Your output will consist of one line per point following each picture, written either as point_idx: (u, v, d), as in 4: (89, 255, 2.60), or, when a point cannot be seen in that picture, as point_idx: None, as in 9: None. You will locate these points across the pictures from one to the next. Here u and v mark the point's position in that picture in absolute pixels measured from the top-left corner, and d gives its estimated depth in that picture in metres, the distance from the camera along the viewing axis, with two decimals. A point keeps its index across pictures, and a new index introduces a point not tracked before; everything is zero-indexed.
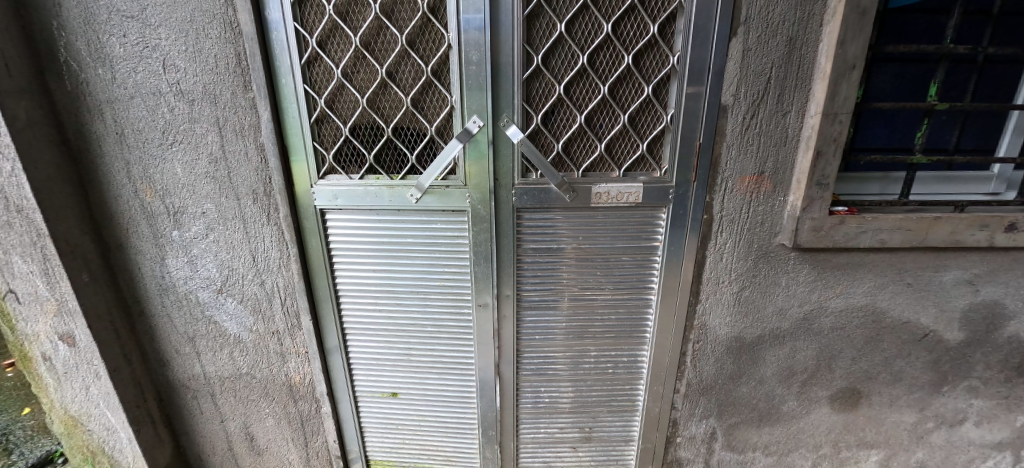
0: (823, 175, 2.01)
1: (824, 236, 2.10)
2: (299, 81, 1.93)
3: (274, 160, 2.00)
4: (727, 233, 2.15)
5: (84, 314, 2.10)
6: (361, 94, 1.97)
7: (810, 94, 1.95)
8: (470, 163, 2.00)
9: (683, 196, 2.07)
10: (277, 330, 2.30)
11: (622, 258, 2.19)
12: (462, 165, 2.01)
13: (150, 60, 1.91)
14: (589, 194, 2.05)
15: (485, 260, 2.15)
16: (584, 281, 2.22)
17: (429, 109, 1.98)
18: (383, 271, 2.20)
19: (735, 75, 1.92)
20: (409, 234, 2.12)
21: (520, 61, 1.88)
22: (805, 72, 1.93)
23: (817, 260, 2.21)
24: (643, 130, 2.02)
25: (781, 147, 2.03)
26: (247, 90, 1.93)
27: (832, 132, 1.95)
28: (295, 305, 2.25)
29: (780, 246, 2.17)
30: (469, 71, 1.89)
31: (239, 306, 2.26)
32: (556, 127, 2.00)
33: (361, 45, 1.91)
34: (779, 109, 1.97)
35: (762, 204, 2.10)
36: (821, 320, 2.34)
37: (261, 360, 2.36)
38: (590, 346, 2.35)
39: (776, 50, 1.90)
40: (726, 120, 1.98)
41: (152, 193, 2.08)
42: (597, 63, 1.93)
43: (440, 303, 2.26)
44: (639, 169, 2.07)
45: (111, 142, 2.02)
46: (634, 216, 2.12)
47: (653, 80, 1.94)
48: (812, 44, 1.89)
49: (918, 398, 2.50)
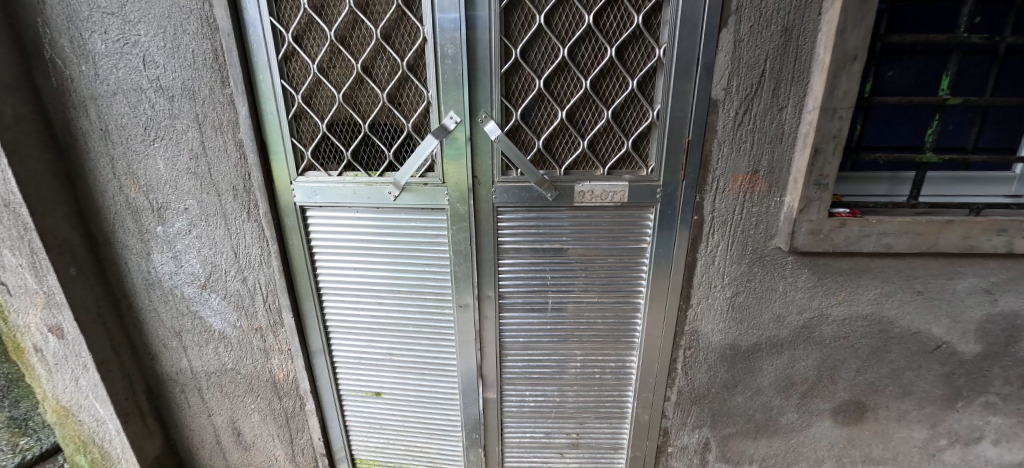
0: (823, 174, 1.88)
1: (825, 239, 1.97)
2: (276, 76, 1.91)
3: (252, 156, 1.98)
4: (719, 235, 2.04)
5: (72, 307, 2.14)
6: (338, 90, 1.93)
7: (807, 88, 1.84)
8: (447, 159, 1.95)
9: (671, 195, 1.98)
10: (260, 326, 2.30)
11: (609, 260, 2.12)
12: (439, 162, 1.96)
13: (130, 56, 1.92)
14: (572, 193, 1.97)
15: (466, 259, 2.09)
16: (569, 284, 2.16)
17: (407, 106, 1.94)
18: (364, 271, 2.17)
19: (726, 68, 1.82)
20: (389, 232, 2.09)
21: (498, 54, 1.81)
22: (801, 63, 1.81)
23: (816, 264, 2.09)
24: (629, 127, 1.92)
25: (777, 144, 1.91)
26: (225, 86, 1.91)
27: (831, 129, 1.82)
28: (277, 302, 2.24)
29: (776, 250, 2.05)
30: (445, 65, 1.83)
31: (222, 302, 2.26)
32: (537, 123, 1.91)
33: (337, 39, 1.87)
34: (774, 103, 1.86)
35: (758, 205, 1.99)
36: (819, 328, 2.24)
37: (245, 356, 2.36)
38: (576, 350, 2.29)
39: (771, 42, 1.79)
40: (717, 116, 1.87)
41: (136, 188, 2.09)
42: (578, 56, 1.84)
43: (422, 304, 2.22)
44: (625, 167, 1.98)
45: (96, 138, 2.04)
46: (620, 217, 2.03)
47: (638, 73, 1.84)
48: (809, 34, 1.78)
49: (927, 412, 2.36)
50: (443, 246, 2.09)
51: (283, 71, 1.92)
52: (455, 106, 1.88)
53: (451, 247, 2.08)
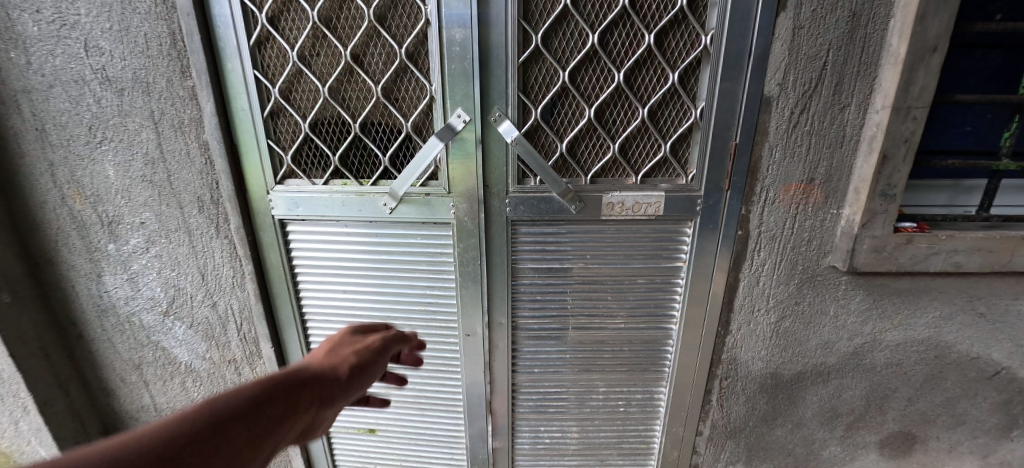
0: (889, 183, 1.62)
1: (888, 257, 1.72)
2: (247, 66, 1.60)
3: (220, 161, 1.67)
4: (766, 252, 1.78)
5: (5, 341, 1.80)
6: (322, 83, 1.62)
7: (875, 83, 1.57)
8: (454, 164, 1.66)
9: (713, 207, 1.71)
10: (234, 358, 1.98)
11: (638, 281, 1.84)
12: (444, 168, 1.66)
13: (69, 40, 1.59)
14: (599, 204, 1.70)
15: (474, 281, 1.81)
16: (592, 308, 1.89)
17: (404, 103, 1.63)
18: (354, 295, 1.87)
19: (783, 59, 1.54)
20: (384, 250, 1.79)
21: (515, 41, 1.52)
22: (870, 53, 1.55)
23: (872, 285, 1.84)
24: (666, 128, 1.64)
25: (837, 149, 1.65)
26: (186, 77, 1.60)
27: (902, 131, 1.56)
28: (253, 330, 1.93)
29: (829, 269, 1.80)
30: (451, 54, 1.53)
31: (188, 331, 1.94)
32: (559, 123, 1.63)
33: (320, 21, 1.56)
34: (836, 100, 1.59)
35: (811, 218, 1.72)
36: (870, 354, 1.99)
37: (217, 391, 2.05)
38: (598, 380, 2.02)
39: (836, 28, 1.52)
40: (770, 116, 1.60)
41: (81, 199, 1.76)
42: (610, 43, 1.55)
43: (422, 331, 1.93)
44: (661, 175, 1.70)
45: (31, 139, 1.70)
46: (653, 232, 1.76)
47: (680, 65, 1.56)
48: (880, 20, 1.51)
49: (982, 444, 2.13)
50: (448, 265, 1.80)
51: (256, 59, 1.61)
52: (463, 102, 1.59)
53: (457, 266, 1.79)
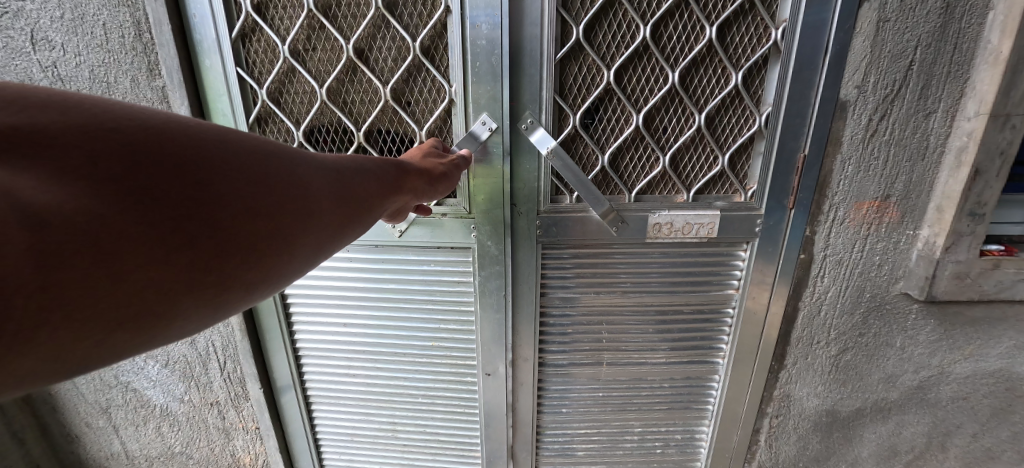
0: (979, 201, 1.40)
1: (970, 285, 1.50)
2: (229, 63, 1.34)
3: None
4: (830, 278, 1.56)
5: None
6: (319, 84, 1.36)
7: (968, 86, 1.34)
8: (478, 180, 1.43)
9: (775, 227, 1.49)
10: (217, 400, 1.73)
11: (682, 311, 1.61)
12: (465, 185, 1.43)
13: (12, 31, 1.32)
14: (644, 225, 1.47)
15: (495, 313, 1.57)
16: (629, 341, 1.65)
17: (417, 107, 1.38)
18: (355, 328, 1.63)
19: (863, 58, 1.32)
20: (390, 279, 1.56)
21: (552, 34, 1.28)
22: (966, 50, 1.31)
23: (947, 314, 1.61)
24: (724, 137, 1.41)
25: (919, 161, 1.42)
26: (154, 76, 1.33)
27: (999, 142, 1.33)
28: (240, 370, 1.68)
29: (901, 297, 1.58)
30: (477, 47, 1.29)
31: (163, 371, 1.69)
32: (600, 131, 1.40)
33: (317, 8, 1.30)
34: (922, 105, 1.36)
35: (884, 239, 1.50)
36: (938, 389, 1.76)
37: (198, 437, 1.80)
38: (633, 420, 1.79)
39: (927, 22, 1.29)
40: (845, 123, 1.38)
41: None
42: (662, 37, 1.32)
43: (432, 370, 1.68)
44: (715, 190, 1.48)
45: None
46: (702, 256, 1.53)
47: (745, 64, 1.33)
48: (981, 11, 1.28)
49: None
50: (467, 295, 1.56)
51: (239, 55, 1.35)
52: (489, 107, 1.35)
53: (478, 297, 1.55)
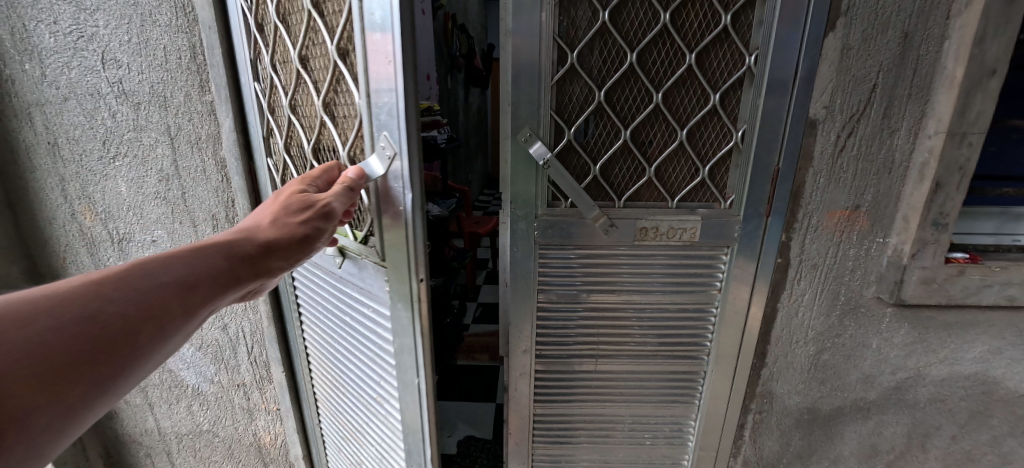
0: (942, 211, 1.52)
1: (937, 290, 1.61)
2: (251, 78, 1.50)
3: (237, 178, 1.61)
4: (806, 281, 1.69)
5: None
6: (285, 95, 1.46)
7: (928, 107, 1.47)
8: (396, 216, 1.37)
9: (752, 232, 1.62)
10: (243, 382, 1.91)
11: (669, 309, 1.75)
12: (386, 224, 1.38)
13: (86, 52, 1.56)
14: (632, 229, 1.62)
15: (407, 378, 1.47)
16: (619, 336, 1.79)
17: (343, 118, 1.39)
18: (336, 345, 1.68)
19: (829, 81, 1.47)
20: (352, 309, 1.56)
21: (550, 58, 1.46)
22: (925, 75, 1.45)
23: (920, 319, 1.71)
24: (705, 151, 1.58)
25: (885, 175, 1.55)
26: (204, 92, 1.54)
27: (958, 158, 1.45)
28: (265, 355, 1.86)
29: (874, 300, 1.70)
30: (376, 44, 1.21)
31: (196, 354, 1.89)
32: (593, 144, 1.56)
33: (279, 21, 1.40)
34: (886, 124, 1.50)
35: (856, 246, 1.63)
36: (915, 390, 1.82)
37: (224, 416, 1.98)
38: (624, 411, 1.92)
39: (887, 49, 1.43)
40: (815, 139, 1.53)
41: (91, 214, 1.79)
42: (647, 62, 1.48)
43: (378, 414, 1.63)
44: (697, 199, 1.63)
45: (44, 153, 1.75)
46: (687, 259, 1.67)
47: (722, 86, 1.49)
48: (935, 41, 1.41)
49: None
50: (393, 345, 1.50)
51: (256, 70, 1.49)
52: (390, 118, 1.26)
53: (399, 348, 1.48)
